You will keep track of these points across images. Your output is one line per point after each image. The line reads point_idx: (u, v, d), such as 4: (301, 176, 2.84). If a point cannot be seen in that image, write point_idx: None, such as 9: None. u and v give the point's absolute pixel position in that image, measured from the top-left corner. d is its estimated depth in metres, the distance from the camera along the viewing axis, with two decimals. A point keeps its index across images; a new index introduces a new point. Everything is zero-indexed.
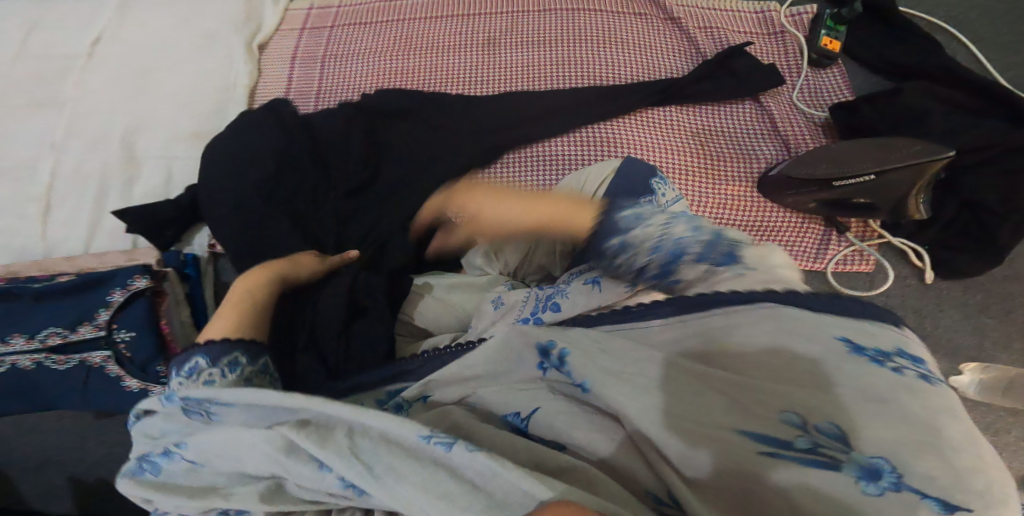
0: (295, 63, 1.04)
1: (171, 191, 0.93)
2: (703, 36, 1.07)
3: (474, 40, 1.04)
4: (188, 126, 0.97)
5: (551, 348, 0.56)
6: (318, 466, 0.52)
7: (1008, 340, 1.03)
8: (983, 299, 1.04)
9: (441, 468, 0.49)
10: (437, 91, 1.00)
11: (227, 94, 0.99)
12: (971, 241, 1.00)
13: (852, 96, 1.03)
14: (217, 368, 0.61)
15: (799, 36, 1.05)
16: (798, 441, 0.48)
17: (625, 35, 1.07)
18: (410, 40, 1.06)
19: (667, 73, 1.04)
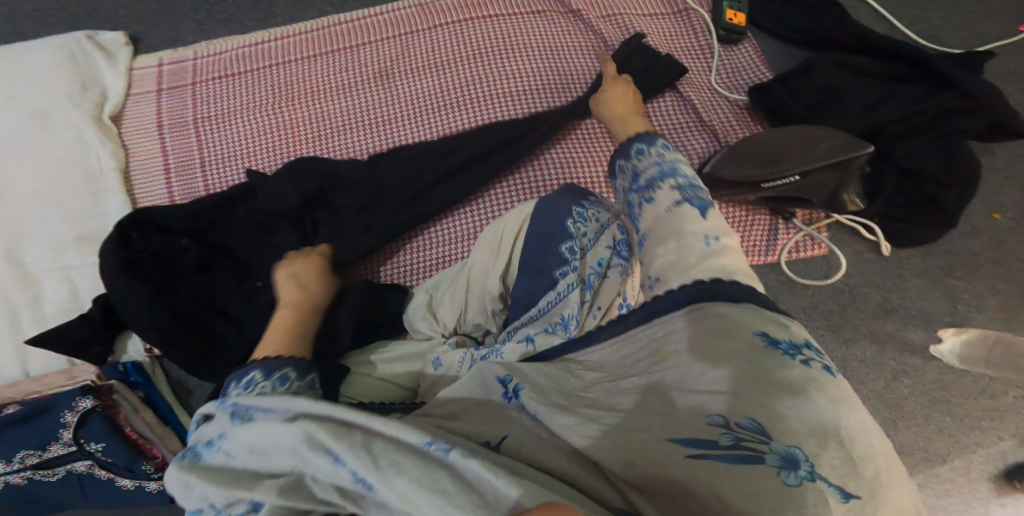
0: (162, 134, 0.94)
1: (83, 303, 0.88)
2: (609, 26, 0.95)
3: (362, 75, 0.96)
4: (70, 231, 0.89)
5: (509, 380, 0.56)
6: (332, 458, 0.47)
7: (983, 298, 0.91)
8: (947, 261, 0.93)
9: (440, 470, 0.44)
10: (337, 142, 0.94)
11: (97, 183, 0.90)
12: (905, 206, 0.89)
13: (769, 75, 0.94)
14: (271, 381, 0.63)
15: (705, 15, 0.95)
16: (723, 438, 0.43)
17: (525, 39, 0.95)
18: (286, 81, 0.96)
19: (582, 78, 0.94)
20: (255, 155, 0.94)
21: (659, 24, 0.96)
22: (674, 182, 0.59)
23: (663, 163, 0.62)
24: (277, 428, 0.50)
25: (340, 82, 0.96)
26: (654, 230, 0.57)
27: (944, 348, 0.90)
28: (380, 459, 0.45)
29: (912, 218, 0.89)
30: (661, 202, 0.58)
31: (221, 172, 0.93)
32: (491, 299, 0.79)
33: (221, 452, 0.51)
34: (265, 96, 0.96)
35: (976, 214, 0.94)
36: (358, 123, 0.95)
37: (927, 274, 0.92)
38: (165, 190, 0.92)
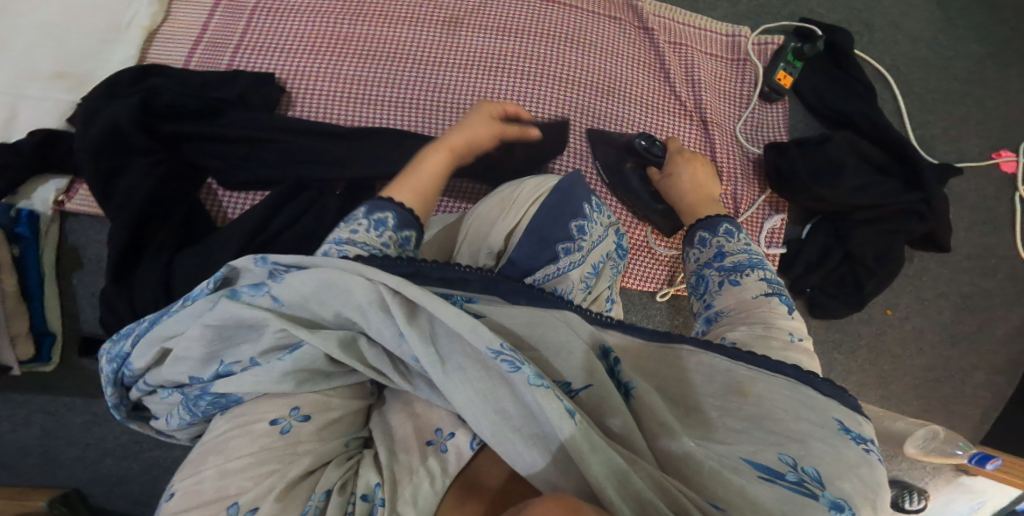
0: (217, 10, 0.97)
1: (12, 133, 0.87)
2: (668, 52, 1.04)
3: (431, 16, 1.00)
4: (49, 65, 0.89)
5: (502, 354, 0.56)
6: (399, 333, 0.60)
7: (849, 373, 1.11)
8: (837, 337, 1.11)
9: (503, 380, 0.57)
10: (382, 66, 0.97)
11: (115, 34, 0.92)
12: (837, 287, 1.04)
13: (785, 137, 1.06)
14: (365, 221, 0.71)
15: (758, 67, 1.05)
16: (788, 474, 0.54)
17: (594, 36, 1.02)
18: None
19: (628, 87, 1.02)
20: (304, 56, 0.96)
21: (714, 65, 1.06)
22: (762, 274, 0.74)
23: (750, 254, 0.77)
24: (348, 287, 0.59)
25: (410, 15, 1.00)
26: (735, 309, 0.72)
27: None
28: (446, 362, 0.58)
29: (833, 295, 1.03)
30: (749, 288, 0.73)
31: (258, 58, 0.95)
32: (489, 250, 0.83)
33: (268, 297, 0.61)
34: (333, 5, 0.99)
35: (875, 308, 1.12)
36: (410, 57, 0.98)
37: (822, 347, 1.11)
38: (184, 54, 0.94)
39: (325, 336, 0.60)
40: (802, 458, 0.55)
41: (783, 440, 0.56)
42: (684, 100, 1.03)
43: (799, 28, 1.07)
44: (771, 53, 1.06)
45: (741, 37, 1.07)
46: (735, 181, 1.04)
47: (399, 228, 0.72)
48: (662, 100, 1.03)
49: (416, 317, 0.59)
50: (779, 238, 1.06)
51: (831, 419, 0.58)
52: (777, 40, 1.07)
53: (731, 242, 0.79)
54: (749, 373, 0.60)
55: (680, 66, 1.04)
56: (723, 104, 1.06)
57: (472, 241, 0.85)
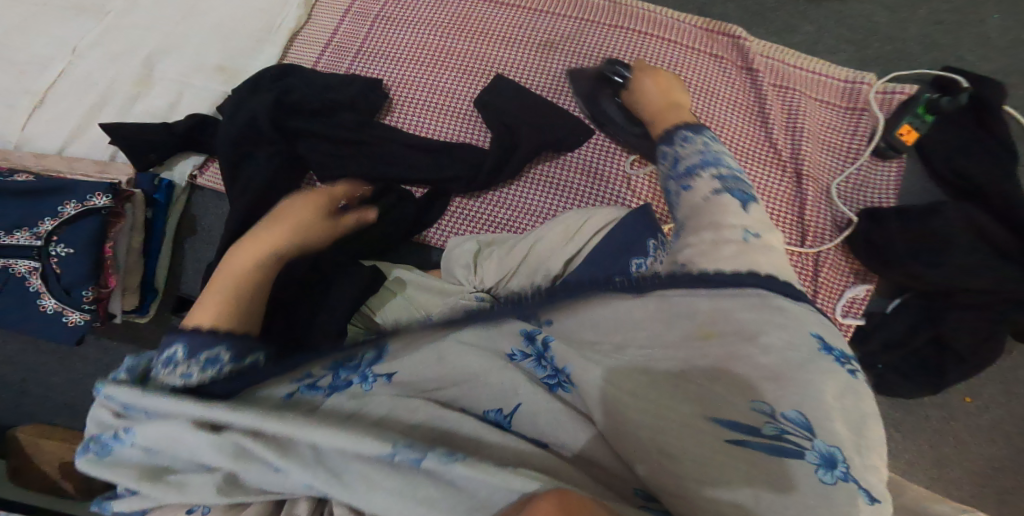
0: (348, 17, 1.04)
1: (171, 115, 1.00)
2: (770, 95, 0.96)
3: (531, 39, 1.00)
4: (214, 60, 1.02)
5: (400, 457, 0.53)
6: (274, 469, 0.55)
7: (908, 457, 0.93)
8: (901, 414, 0.94)
9: (414, 473, 0.53)
10: (475, 82, 0.99)
11: (268, 35, 1.03)
12: (916, 368, 0.89)
13: (892, 203, 0.92)
14: (193, 363, 0.60)
15: (878, 118, 0.93)
16: (765, 428, 0.53)
17: (690, 73, 0.98)
18: (464, 15, 1.02)
19: (717, 130, 0.95)
20: (408, 66, 1.00)
21: (825, 113, 0.97)
22: (716, 172, 0.66)
23: (706, 152, 0.69)
24: (194, 438, 0.55)
25: (513, 36, 1.00)
26: (689, 216, 0.64)
27: None
28: (343, 475, 0.54)
29: (910, 376, 0.89)
30: (700, 189, 0.65)
31: (372, 65, 1.01)
32: (544, 274, 0.80)
33: (137, 449, 0.57)
34: (444, 20, 1.02)
35: (950, 393, 0.93)
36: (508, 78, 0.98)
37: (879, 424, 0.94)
38: (314, 55, 1.02)
39: (193, 487, 0.55)
40: (778, 405, 0.54)
41: (764, 387, 0.55)
42: (779, 148, 0.94)
43: (938, 77, 0.93)
44: (897, 105, 0.94)
45: (864, 84, 0.96)
46: (819, 241, 0.92)
47: (235, 363, 0.62)
48: (753, 145, 0.95)
49: (287, 449, 0.55)
50: (858, 311, 0.91)
51: (809, 335, 0.57)
52: (908, 90, 0.94)
53: (686, 147, 0.70)
54: (727, 305, 0.57)
55: (782, 113, 0.96)
56: (826, 156, 0.96)
57: (531, 263, 0.83)
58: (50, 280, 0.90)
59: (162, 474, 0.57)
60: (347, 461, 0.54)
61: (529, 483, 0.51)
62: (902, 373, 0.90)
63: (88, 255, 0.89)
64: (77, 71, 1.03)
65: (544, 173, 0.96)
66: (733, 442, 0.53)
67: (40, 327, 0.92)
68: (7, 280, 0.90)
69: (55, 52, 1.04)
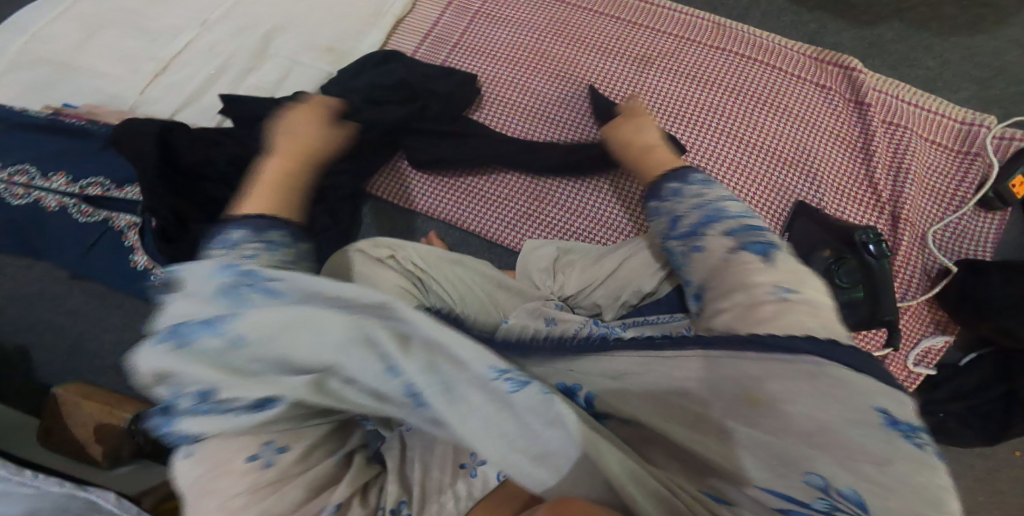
0: (450, 10, 1.07)
1: (278, 91, 1.05)
2: (877, 132, 0.93)
3: (627, 52, 1.01)
4: (324, 42, 1.07)
5: (504, 373, 0.49)
6: (383, 366, 0.49)
7: None
8: (977, 488, 0.88)
9: (507, 407, 0.49)
10: (568, 89, 0.99)
11: (376, 19, 1.08)
12: (995, 430, 0.83)
13: (989, 256, 0.90)
14: (257, 244, 0.60)
15: (990, 164, 0.89)
16: (816, 502, 0.47)
17: (790, 101, 0.96)
18: (564, 20, 1.04)
19: (813, 164, 0.93)
20: (502, 64, 1.02)
21: (932, 155, 0.93)
22: (726, 227, 0.62)
23: (706, 204, 0.65)
24: (299, 310, 0.49)
25: (610, 47, 1.01)
26: (712, 278, 0.61)
27: None
28: (451, 388, 0.49)
29: (977, 432, 0.84)
30: (714, 249, 0.62)
31: (467, 59, 1.03)
32: (632, 292, 0.86)
33: (224, 338, 0.49)
34: (543, 23, 1.04)
35: (1001, 443, 0.87)
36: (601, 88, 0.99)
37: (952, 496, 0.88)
38: (415, 44, 1.06)
39: (286, 383, 0.50)
40: (835, 478, 0.47)
41: (822, 444, 0.48)
42: (879, 189, 0.92)
43: None
44: (1012, 151, 0.89)
45: (981, 128, 0.92)
46: (905, 288, 0.90)
47: (291, 242, 0.62)
48: (851, 183, 0.92)
49: (408, 343, 0.49)
50: (932, 361, 0.89)
51: (873, 410, 0.47)
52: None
53: (681, 202, 0.66)
54: (830, 385, 0.49)
55: (887, 151, 0.93)
56: (927, 201, 0.92)
57: (619, 278, 0.87)
58: (145, 237, 0.94)
59: (239, 375, 0.50)
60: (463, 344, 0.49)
61: (584, 451, 0.48)
62: (981, 439, 0.84)
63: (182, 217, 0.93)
64: (201, 42, 1.09)
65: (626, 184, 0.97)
66: (778, 510, 0.48)
67: (134, 282, 0.96)
68: (103, 232, 0.95)
69: (182, 23, 1.10)
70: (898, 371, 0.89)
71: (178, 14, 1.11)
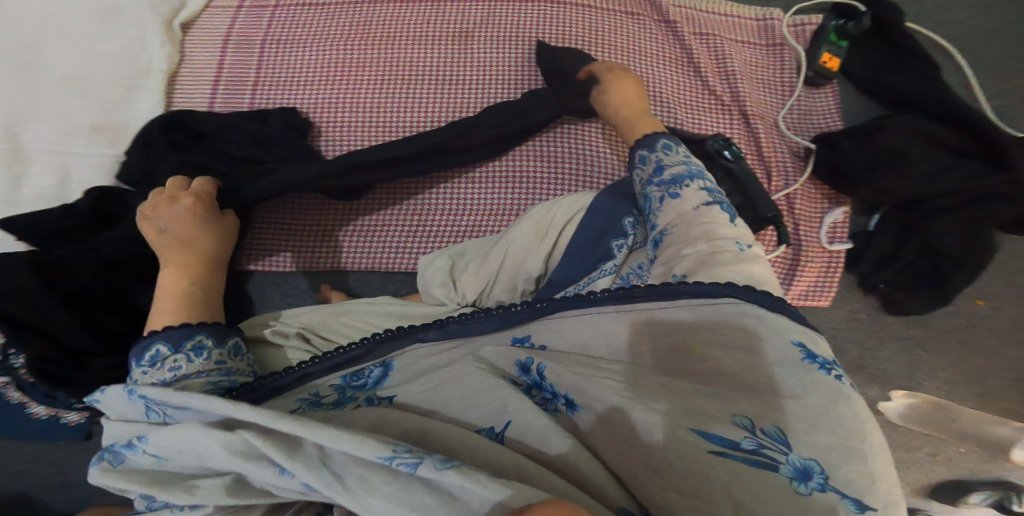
0: (229, 47, 1.00)
1: (68, 192, 0.90)
2: (697, 44, 1.01)
3: (443, 34, 0.98)
4: (86, 119, 0.93)
5: (394, 460, 0.52)
6: (278, 471, 0.55)
7: (937, 370, 1.03)
8: (921, 333, 1.04)
9: (416, 482, 0.52)
10: (401, 89, 0.96)
11: (138, 81, 0.95)
12: (916, 279, 1.00)
13: (841, 124, 1.01)
14: (183, 353, 0.68)
15: (798, 49, 1.00)
16: (744, 441, 0.54)
17: (614, 34, 0.99)
18: (365, 21, 1.00)
19: (660, 86, 0.98)
20: (321, 86, 0.97)
21: (748, 52, 1.02)
22: (702, 184, 0.73)
23: (689, 164, 0.76)
24: (209, 437, 0.57)
25: (421, 34, 0.99)
26: (678, 224, 0.70)
27: (890, 406, 1.04)
28: (344, 479, 0.53)
29: (913, 289, 1.00)
30: (690, 199, 0.71)
31: (279, 92, 0.97)
32: (526, 279, 0.86)
33: (149, 455, 0.60)
34: (344, 32, 0.99)
35: (964, 299, 1.04)
36: (432, 78, 0.97)
37: (903, 343, 1.04)
38: (209, 94, 0.97)
39: (203, 489, 0.56)
40: (759, 419, 0.55)
41: (737, 399, 0.56)
42: (719, 94, 1.00)
43: (838, 4, 1.00)
44: (809, 36, 1.00)
45: (774, 20, 1.03)
46: (786, 176, 1.01)
47: (219, 344, 0.70)
48: (697, 96, 1.00)
49: (297, 448, 0.55)
50: (842, 233, 1.02)
51: (791, 346, 0.58)
52: (813, 20, 1.01)
53: (669, 155, 0.77)
54: (710, 320, 0.61)
55: (709, 56, 1.01)
56: (763, 92, 1.02)
57: (509, 269, 0.87)
58: (28, 389, 0.81)
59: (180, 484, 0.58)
60: (350, 460, 0.54)
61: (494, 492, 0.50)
62: (911, 290, 1.00)
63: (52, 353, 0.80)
64: None
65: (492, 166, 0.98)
66: (716, 453, 0.53)
67: (40, 429, 0.86)
68: None
69: None
70: (817, 252, 1.02)
71: None
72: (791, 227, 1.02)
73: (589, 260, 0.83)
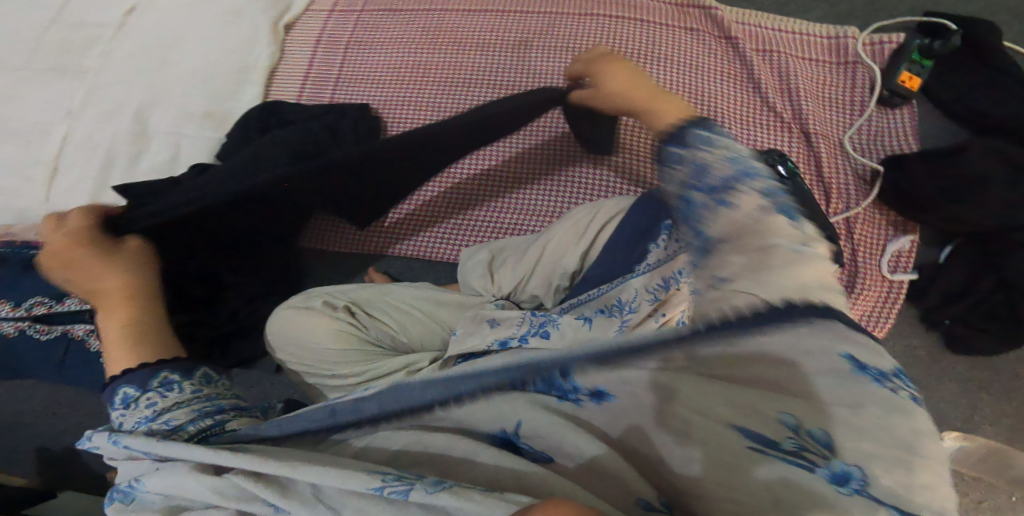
0: (318, 47, 1.10)
1: (175, 168, 1.00)
2: (760, 60, 0.99)
3: (505, 41, 1.03)
4: (199, 106, 1.03)
5: (386, 483, 0.48)
6: (272, 510, 0.50)
7: (1001, 416, 0.96)
8: (986, 375, 0.97)
9: (412, 506, 0.47)
10: (458, 92, 1.01)
11: (246, 75, 1.06)
12: (985, 318, 0.93)
13: (915, 147, 0.97)
14: (151, 392, 0.64)
15: (874, 68, 0.97)
16: (785, 442, 0.47)
17: (673, 48, 1.00)
18: (435, 28, 1.06)
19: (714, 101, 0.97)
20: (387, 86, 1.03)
21: (816, 71, 1.00)
22: (762, 186, 0.55)
23: (740, 160, 0.56)
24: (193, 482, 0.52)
25: (485, 40, 1.04)
26: (733, 239, 0.54)
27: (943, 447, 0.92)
28: (341, 514, 0.48)
29: (978, 327, 0.93)
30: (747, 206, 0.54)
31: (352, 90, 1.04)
32: (561, 275, 0.90)
33: (142, 504, 0.54)
34: (415, 37, 1.06)
35: None
36: (488, 83, 1.01)
37: (966, 384, 0.97)
38: (297, 89, 1.07)
39: None
40: (805, 421, 0.47)
41: (787, 397, 0.49)
42: (781, 111, 0.97)
43: (925, 24, 0.98)
44: (890, 54, 0.98)
45: (848, 38, 1.00)
46: (848, 199, 0.97)
47: (187, 377, 0.67)
48: (755, 112, 0.98)
49: (286, 486, 0.51)
50: (907, 263, 0.97)
51: (842, 356, 0.48)
52: (896, 39, 0.99)
53: (708, 149, 0.57)
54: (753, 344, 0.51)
55: (772, 74, 0.99)
56: (830, 112, 0.99)
57: (545, 266, 0.91)
58: None
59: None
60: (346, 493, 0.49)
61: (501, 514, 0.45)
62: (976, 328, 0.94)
63: None
64: (78, 135, 1.01)
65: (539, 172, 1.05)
66: (756, 449, 0.47)
67: (109, 377, 1.03)
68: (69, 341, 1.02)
69: (51, 117, 1.03)
70: (876, 281, 0.97)
71: (36, 110, 1.03)
72: (849, 254, 0.97)
73: (625, 263, 0.83)
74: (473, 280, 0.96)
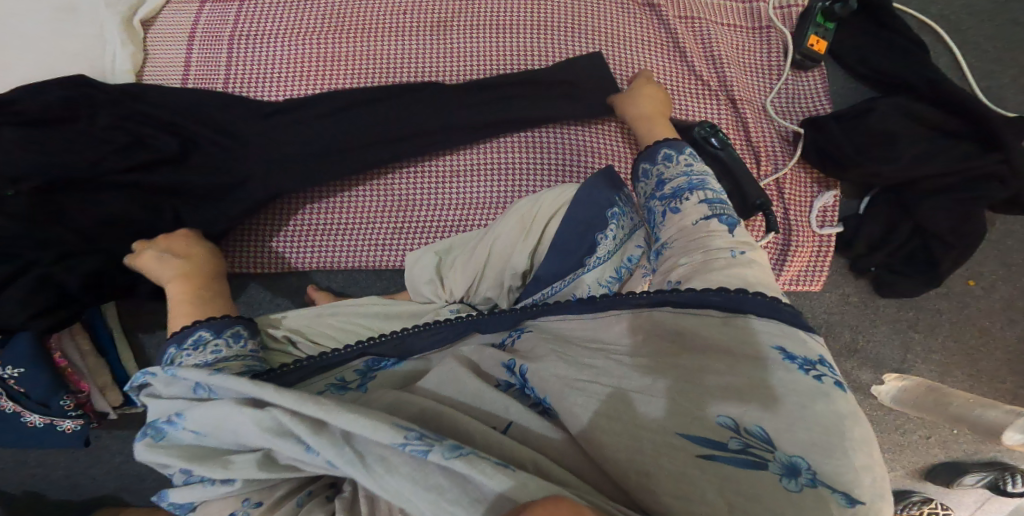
0: (193, 43, 1.02)
1: None
2: (683, 27, 1.03)
3: (421, 24, 1.03)
4: None
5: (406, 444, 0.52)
6: (305, 449, 0.55)
7: (929, 352, 1.04)
8: (914, 315, 1.04)
9: (430, 462, 0.52)
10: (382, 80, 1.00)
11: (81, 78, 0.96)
12: (907, 262, 0.98)
13: (828, 108, 1.02)
14: (222, 339, 0.74)
15: (784, 33, 1.02)
16: (731, 442, 0.52)
17: (596, 19, 1.02)
18: (337, 15, 1.03)
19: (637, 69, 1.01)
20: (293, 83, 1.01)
21: (732, 35, 1.04)
22: (702, 196, 0.73)
23: (690, 173, 0.77)
24: (241, 416, 0.57)
25: (394, 27, 1.02)
26: (677, 238, 0.71)
27: (883, 389, 1.05)
28: (364, 457, 0.53)
29: (903, 272, 0.98)
30: (690, 213, 0.72)
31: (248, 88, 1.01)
32: (512, 275, 0.87)
33: (189, 432, 0.61)
34: (314, 24, 1.03)
35: (955, 280, 1.03)
36: (406, 69, 1.01)
37: (894, 325, 1.04)
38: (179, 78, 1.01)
39: (240, 463, 0.58)
40: (742, 419, 0.53)
41: (722, 399, 0.54)
42: (707, 80, 1.01)
43: None
44: (796, 17, 1.03)
45: (761, 2, 1.05)
46: (775, 160, 1.01)
47: (217, 336, 0.75)
48: (684, 81, 1.02)
49: (324, 426, 0.56)
50: (833, 217, 1.01)
51: (773, 347, 0.57)
52: (802, 1, 1.03)
53: (669, 167, 0.78)
54: (690, 325, 0.60)
55: (693, 38, 1.03)
56: (750, 77, 1.03)
57: (494, 268, 0.88)
58: (20, 399, 0.91)
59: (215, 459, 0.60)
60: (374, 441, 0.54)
61: (502, 483, 0.50)
62: (900, 272, 0.98)
63: (43, 369, 0.90)
64: None
65: (477, 163, 1.01)
66: (705, 457, 0.52)
67: (39, 441, 0.96)
68: None
69: None
70: (808, 236, 1.01)
71: None
72: (780, 214, 1.01)
73: (575, 257, 0.82)
74: (424, 283, 0.92)
